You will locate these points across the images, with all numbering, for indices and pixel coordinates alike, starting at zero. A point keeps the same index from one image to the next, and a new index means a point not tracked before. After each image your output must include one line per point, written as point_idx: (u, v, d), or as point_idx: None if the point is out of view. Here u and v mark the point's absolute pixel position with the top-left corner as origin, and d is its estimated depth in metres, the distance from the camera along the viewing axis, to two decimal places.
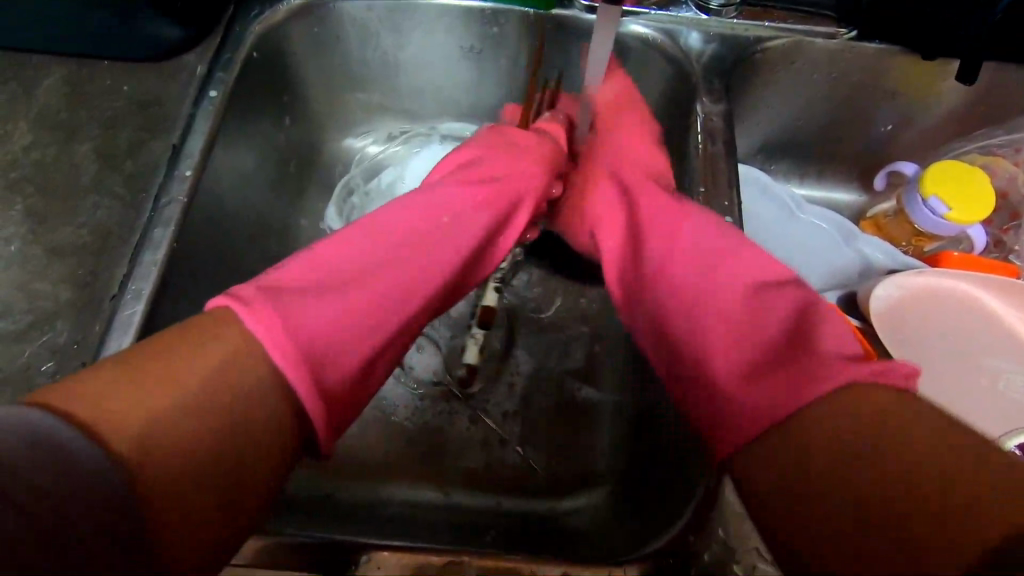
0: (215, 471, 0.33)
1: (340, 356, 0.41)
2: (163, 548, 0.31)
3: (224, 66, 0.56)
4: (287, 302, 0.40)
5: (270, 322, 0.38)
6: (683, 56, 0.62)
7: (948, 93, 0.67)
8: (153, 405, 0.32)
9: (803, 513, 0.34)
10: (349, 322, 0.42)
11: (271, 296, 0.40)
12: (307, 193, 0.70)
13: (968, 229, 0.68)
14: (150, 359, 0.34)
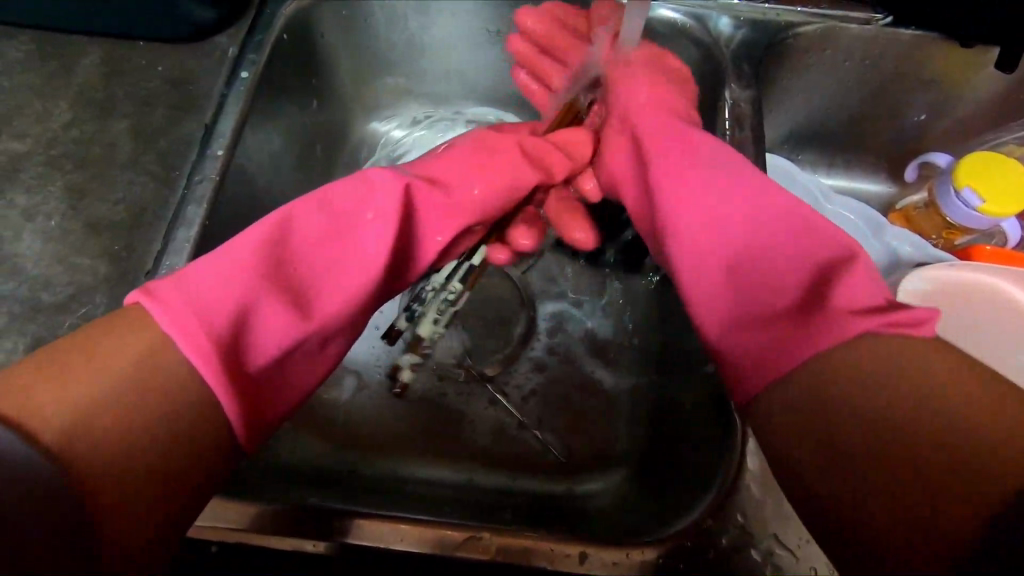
0: (155, 457, 0.35)
1: (257, 348, 0.41)
2: (105, 530, 0.33)
3: (256, 48, 0.57)
4: (200, 295, 0.40)
5: (179, 312, 0.38)
6: (712, 42, 0.62)
7: (986, 82, 0.65)
8: (82, 400, 0.34)
9: (831, 470, 0.37)
10: (271, 314, 0.42)
11: (185, 290, 0.40)
12: (333, 176, 0.71)
13: (1002, 222, 0.66)
14: (79, 356, 0.36)
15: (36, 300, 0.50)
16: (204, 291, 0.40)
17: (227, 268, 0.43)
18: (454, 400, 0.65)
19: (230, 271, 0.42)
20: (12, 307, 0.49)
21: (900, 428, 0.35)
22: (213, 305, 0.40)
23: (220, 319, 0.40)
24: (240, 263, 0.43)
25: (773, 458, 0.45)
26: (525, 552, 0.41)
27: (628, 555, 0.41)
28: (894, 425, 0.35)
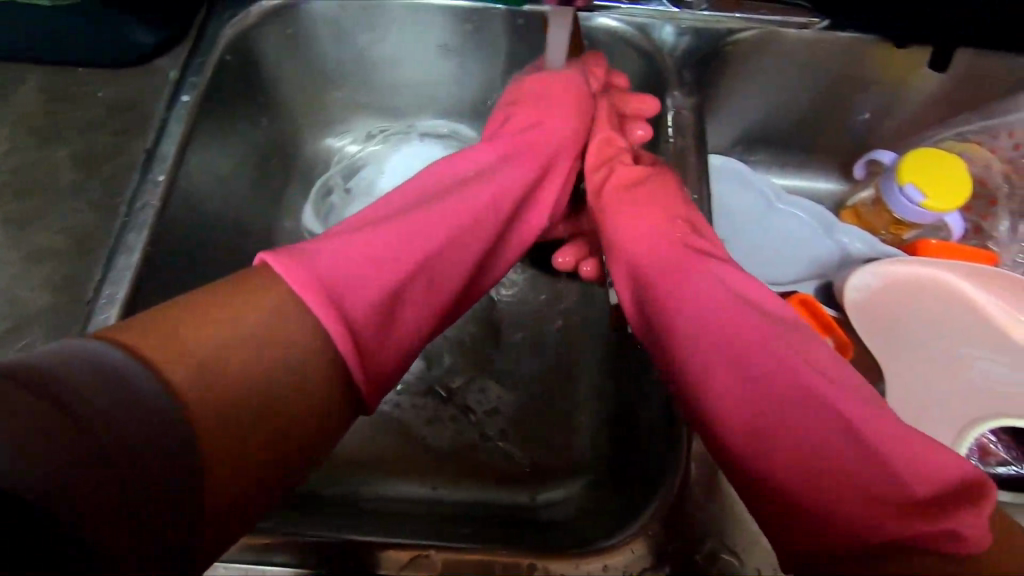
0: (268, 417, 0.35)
1: (363, 297, 0.42)
2: (208, 497, 0.32)
3: (198, 70, 0.57)
4: (324, 255, 0.42)
5: (303, 270, 0.40)
6: (654, 51, 0.63)
7: (923, 81, 0.67)
8: (205, 344, 0.34)
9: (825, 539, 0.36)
10: (385, 277, 0.43)
11: (319, 252, 0.42)
12: (287, 194, 0.71)
13: (945, 217, 0.68)
14: (199, 312, 0.36)
15: None
16: (335, 258, 0.42)
17: (373, 242, 0.44)
18: (416, 414, 0.65)
19: (370, 239, 0.45)
20: None
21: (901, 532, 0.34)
22: (334, 264, 0.42)
23: (336, 275, 0.41)
24: (374, 232, 0.45)
25: (718, 462, 0.46)
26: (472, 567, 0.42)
27: (575, 565, 0.41)
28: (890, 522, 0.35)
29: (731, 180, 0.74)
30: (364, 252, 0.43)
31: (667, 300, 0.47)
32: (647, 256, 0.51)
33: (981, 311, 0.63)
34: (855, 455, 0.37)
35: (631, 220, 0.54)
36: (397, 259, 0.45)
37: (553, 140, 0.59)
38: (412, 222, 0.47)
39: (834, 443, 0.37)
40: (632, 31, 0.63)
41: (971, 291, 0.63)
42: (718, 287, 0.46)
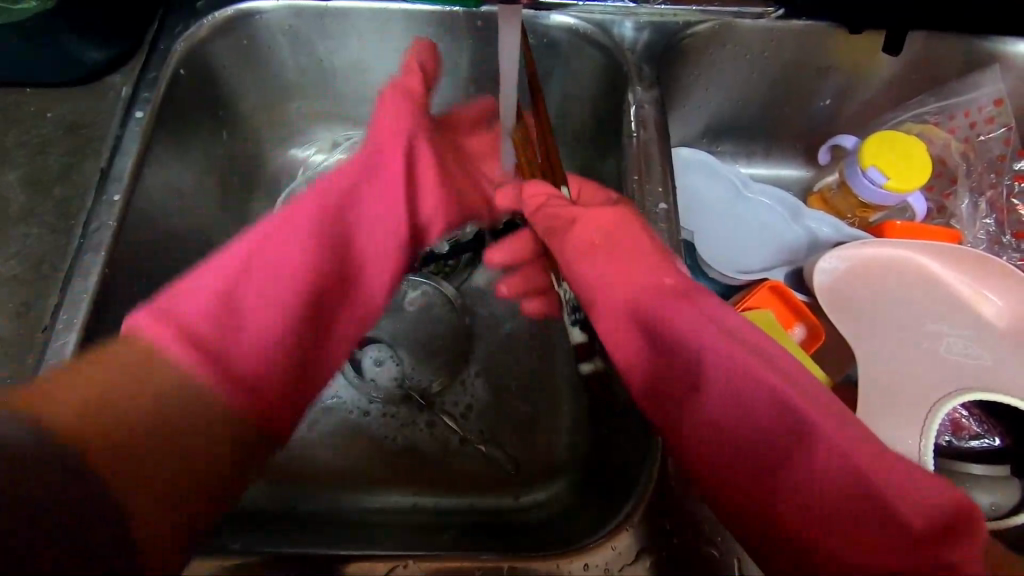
0: (176, 440, 0.37)
1: (247, 350, 0.44)
2: (139, 527, 0.33)
3: (150, 85, 0.56)
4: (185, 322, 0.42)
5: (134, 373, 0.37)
6: (614, 46, 0.63)
7: (880, 65, 0.68)
8: (108, 396, 0.35)
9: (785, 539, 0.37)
10: (246, 319, 0.45)
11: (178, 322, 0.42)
12: (252, 207, 0.69)
13: (908, 197, 0.69)
14: (94, 364, 0.36)
15: None
16: (201, 329, 0.42)
17: (255, 272, 0.47)
18: (396, 420, 0.65)
19: (235, 314, 0.45)
20: None
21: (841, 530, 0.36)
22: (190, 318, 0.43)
23: (207, 348, 0.42)
24: (236, 305, 0.45)
25: None
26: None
27: (557, 565, 0.41)
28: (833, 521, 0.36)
29: (698, 171, 0.75)
30: (245, 315, 0.45)
31: (636, 354, 0.45)
32: (627, 351, 0.46)
33: (943, 286, 0.64)
34: (870, 527, 0.35)
35: (605, 290, 0.47)
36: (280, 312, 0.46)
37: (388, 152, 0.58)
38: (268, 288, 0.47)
39: (846, 507, 0.36)
40: (592, 27, 0.63)
41: (934, 267, 0.65)
42: (709, 346, 0.42)
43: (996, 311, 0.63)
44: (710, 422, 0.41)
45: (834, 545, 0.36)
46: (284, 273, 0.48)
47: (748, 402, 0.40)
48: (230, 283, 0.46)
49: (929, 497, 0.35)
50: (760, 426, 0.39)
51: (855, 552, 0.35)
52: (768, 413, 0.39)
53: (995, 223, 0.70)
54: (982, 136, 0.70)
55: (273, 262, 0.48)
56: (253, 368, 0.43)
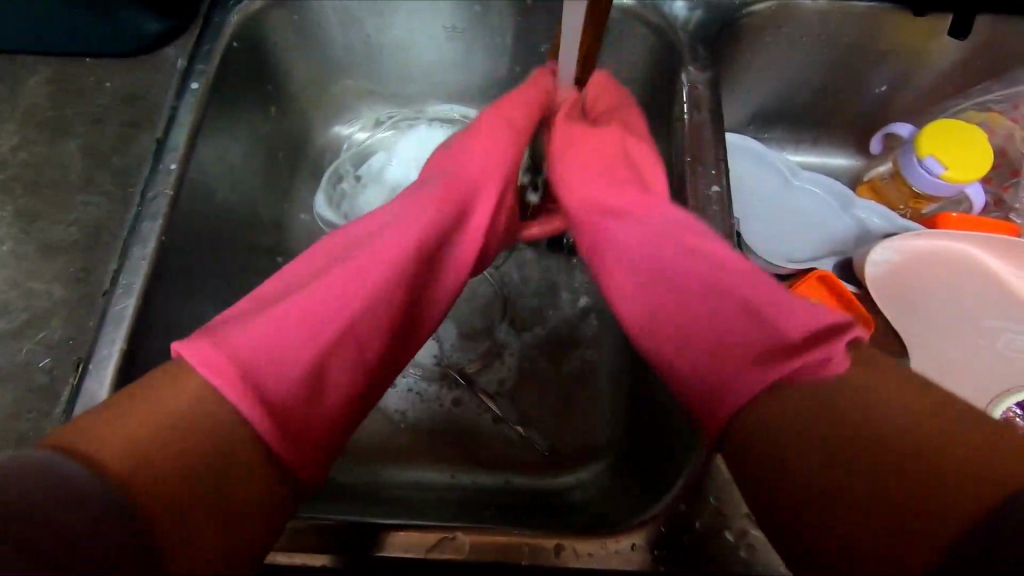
0: (216, 468, 0.35)
1: (281, 372, 0.40)
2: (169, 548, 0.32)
3: (205, 58, 0.56)
4: (224, 331, 0.40)
5: (213, 357, 0.38)
6: (667, 25, 0.61)
7: (942, 50, 0.66)
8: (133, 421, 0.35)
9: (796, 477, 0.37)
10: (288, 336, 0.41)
11: (210, 333, 0.40)
12: (298, 182, 0.70)
13: (966, 189, 0.67)
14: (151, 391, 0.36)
15: None
16: (243, 331, 0.40)
17: (318, 303, 0.44)
18: (434, 398, 0.65)
19: (296, 312, 0.43)
20: None
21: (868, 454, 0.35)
22: (242, 344, 0.39)
23: (278, 334, 0.41)
24: (304, 298, 0.44)
25: None
26: (501, 550, 0.41)
27: (604, 545, 0.41)
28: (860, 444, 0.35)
29: (745, 157, 0.73)
30: (269, 330, 0.41)
31: (620, 259, 0.53)
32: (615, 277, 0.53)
33: (998, 281, 0.62)
34: (762, 339, 0.42)
35: (578, 188, 0.58)
36: (324, 322, 0.43)
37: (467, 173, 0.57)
38: (331, 282, 0.45)
39: (734, 348, 0.43)
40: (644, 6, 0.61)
41: (988, 261, 0.62)
42: (691, 236, 0.49)
43: None
44: (667, 305, 0.49)
45: (804, 466, 0.37)
46: (333, 293, 0.45)
47: (698, 317, 0.47)
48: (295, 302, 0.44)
49: (795, 310, 0.42)
50: (716, 264, 0.47)
51: (878, 472, 0.34)
52: (715, 303, 0.46)
53: None
54: None
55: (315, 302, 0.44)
56: (285, 388, 0.39)
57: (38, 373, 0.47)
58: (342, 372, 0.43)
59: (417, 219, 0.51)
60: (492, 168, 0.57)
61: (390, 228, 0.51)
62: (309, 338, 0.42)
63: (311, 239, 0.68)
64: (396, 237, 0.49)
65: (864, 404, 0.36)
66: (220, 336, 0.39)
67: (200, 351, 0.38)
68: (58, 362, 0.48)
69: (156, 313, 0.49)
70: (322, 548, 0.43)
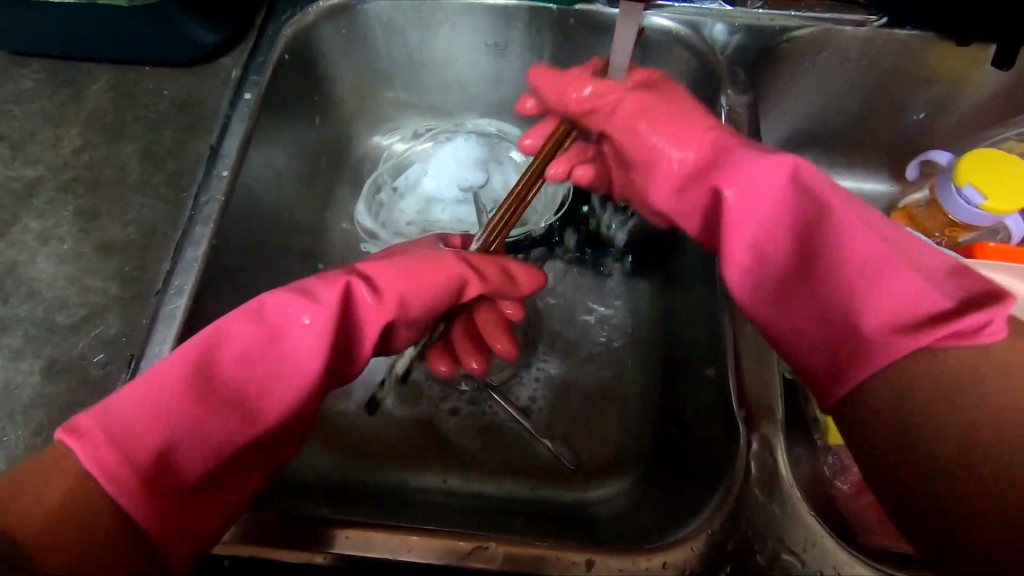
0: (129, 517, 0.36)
1: (172, 470, 0.39)
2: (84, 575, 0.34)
3: (259, 69, 0.59)
4: (117, 418, 0.38)
5: (95, 452, 0.36)
6: (707, 49, 0.62)
7: (982, 80, 0.66)
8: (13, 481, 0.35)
9: (905, 452, 0.38)
10: (180, 430, 0.40)
11: (110, 422, 0.38)
12: (339, 190, 0.72)
13: (1005, 218, 0.66)
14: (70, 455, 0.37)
15: (51, 323, 0.50)
16: (135, 417, 0.39)
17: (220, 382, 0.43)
18: (464, 406, 0.66)
19: (186, 397, 0.41)
20: (27, 329, 0.50)
21: (980, 458, 0.35)
22: (137, 430, 0.38)
23: (165, 434, 0.39)
24: (207, 381, 0.42)
25: (776, 457, 0.45)
26: (534, 562, 0.42)
27: (635, 561, 0.41)
28: (973, 446, 0.36)
29: None
30: (160, 419, 0.39)
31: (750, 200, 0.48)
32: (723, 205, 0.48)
33: None
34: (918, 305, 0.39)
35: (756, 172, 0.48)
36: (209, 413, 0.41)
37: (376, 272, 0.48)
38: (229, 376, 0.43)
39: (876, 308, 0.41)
40: (684, 29, 0.62)
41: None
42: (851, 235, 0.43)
43: None
44: (789, 249, 0.47)
45: (938, 433, 0.37)
46: (237, 369, 0.44)
47: (840, 257, 0.43)
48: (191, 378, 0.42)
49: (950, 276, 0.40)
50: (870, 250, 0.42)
51: (985, 474, 0.35)
52: (870, 250, 0.42)
53: None
54: None
55: (223, 370, 0.43)
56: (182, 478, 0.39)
57: (91, 367, 0.49)
58: (247, 470, 0.43)
59: (317, 333, 0.45)
60: (405, 299, 0.48)
61: (290, 332, 0.45)
62: (210, 431, 0.41)
63: (348, 246, 0.70)
64: (299, 330, 0.45)
65: (995, 399, 0.36)
66: (99, 421, 0.38)
67: (82, 440, 0.37)
68: (111, 357, 0.50)
69: (205, 314, 0.51)
70: (266, 539, 0.42)
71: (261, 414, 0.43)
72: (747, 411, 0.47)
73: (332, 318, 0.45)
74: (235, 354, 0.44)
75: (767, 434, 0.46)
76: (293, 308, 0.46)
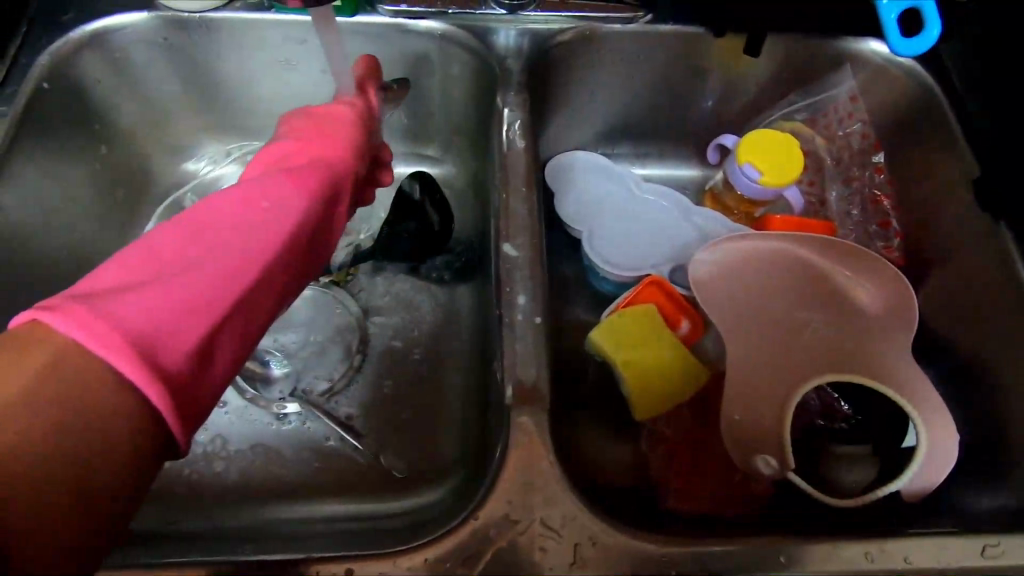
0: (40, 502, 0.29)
1: (175, 340, 0.34)
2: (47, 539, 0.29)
3: (6, 100, 0.56)
4: (99, 297, 0.33)
5: (86, 325, 0.31)
6: (486, 52, 0.64)
7: (751, 67, 0.70)
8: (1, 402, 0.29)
9: None
10: (170, 301, 0.35)
11: (86, 296, 0.33)
12: (140, 221, 0.69)
13: (784, 191, 0.71)
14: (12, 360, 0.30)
15: None
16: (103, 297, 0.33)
17: (183, 250, 0.38)
18: (285, 427, 0.65)
19: (183, 271, 0.37)
20: None
21: None
22: (113, 303, 0.33)
23: (188, 323, 0.35)
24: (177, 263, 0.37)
25: (544, 442, 0.45)
26: None
27: (393, 562, 0.41)
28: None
29: (592, 172, 0.76)
30: (132, 292, 0.34)
31: None
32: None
33: (815, 271, 0.65)
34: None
35: None
36: (236, 273, 0.39)
37: (335, 165, 0.49)
38: (245, 238, 0.40)
39: None
40: (464, 34, 0.64)
41: (808, 253, 0.65)
42: None
43: (871, 295, 0.64)
44: None
45: None
46: (199, 251, 0.38)
47: None
48: (153, 274, 0.36)
49: None
50: None
51: None
52: None
53: (862, 211, 0.69)
54: (843, 132, 0.71)
55: (182, 252, 0.38)
56: (183, 364, 0.34)
57: None
58: (229, 341, 0.38)
59: (288, 187, 0.44)
60: (284, 201, 0.43)
61: (299, 185, 0.45)
62: (181, 296, 0.35)
63: None
64: (251, 206, 0.42)
65: None
66: (95, 304, 0.32)
67: (59, 319, 0.31)
68: None
69: None
70: None
71: (252, 275, 0.39)
72: (516, 398, 0.47)
73: (289, 218, 0.43)
74: (272, 232, 0.41)
75: (535, 419, 0.45)
76: (297, 161, 0.48)
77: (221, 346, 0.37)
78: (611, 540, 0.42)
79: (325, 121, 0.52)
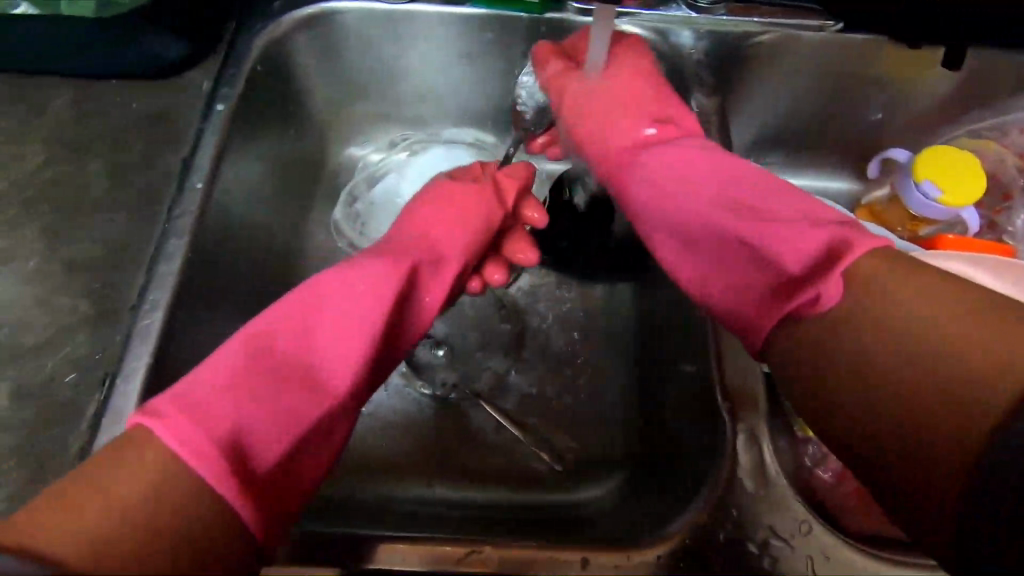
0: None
1: (263, 444, 0.35)
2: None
3: (230, 81, 0.58)
4: (197, 405, 0.35)
5: (183, 432, 0.32)
6: (676, 55, 0.65)
7: (933, 80, 0.69)
8: (113, 504, 0.30)
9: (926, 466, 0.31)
10: (254, 408, 0.36)
11: (187, 402, 0.35)
12: (313, 203, 0.71)
13: (961, 211, 0.68)
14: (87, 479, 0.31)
15: (18, 343, 0.48)
16: (204, 396, 0.36)
17: (278, 348, 0.40)
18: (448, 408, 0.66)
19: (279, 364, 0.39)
20: None
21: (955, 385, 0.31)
22: (210, 409, 0.35)
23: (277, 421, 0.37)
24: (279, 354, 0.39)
25: (762, 450, 0.46)
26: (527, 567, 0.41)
27: (628, 557, 0.41)
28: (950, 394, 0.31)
29: None
30: (223, 399, 0.36)
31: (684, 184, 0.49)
32: (667, 185, 0.50)
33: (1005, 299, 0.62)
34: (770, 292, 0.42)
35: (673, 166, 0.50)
36: (327, 369, 0.39)
37: (442, 247, 0.51)
38: (341, 335, 0.41)
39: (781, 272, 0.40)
40: (653, 36, 0.65)
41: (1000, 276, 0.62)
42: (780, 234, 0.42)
43: None
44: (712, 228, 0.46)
45: (953, 413, 0.31)
46: (292, 348, 0.40)
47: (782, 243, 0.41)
48: (251, 377, 0.38)
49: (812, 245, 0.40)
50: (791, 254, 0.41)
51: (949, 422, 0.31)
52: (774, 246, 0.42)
53: None
54: None
55: (276, 350, 0.39)
56: (269, 467, 0.35)
57: (62, 389, 0.47)
58: (317, 439, 0.38)
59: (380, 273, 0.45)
60: (382, 283, 0.44)
61: (391, 269, 0.45)
62: (269, 402, 0.37)
63: (324, 259, 0.69)
64: (346, 296, 0.42)
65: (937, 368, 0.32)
66: (177, 410, 0.34)
67: (164, 426, 0.33)
68: (83, 379, 0.47)
69: (180, 330, 0.49)
70: None
71: (336, 377, 0.39)
72: (731, 404, 0.47)
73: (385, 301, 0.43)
74: (365, 322, 0.41)
75: (753, 429, 0.46)
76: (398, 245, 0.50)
77: (308, 447, 0.38)
78: (851, 555, 0.41)
79: (450, 202, 0.53)
